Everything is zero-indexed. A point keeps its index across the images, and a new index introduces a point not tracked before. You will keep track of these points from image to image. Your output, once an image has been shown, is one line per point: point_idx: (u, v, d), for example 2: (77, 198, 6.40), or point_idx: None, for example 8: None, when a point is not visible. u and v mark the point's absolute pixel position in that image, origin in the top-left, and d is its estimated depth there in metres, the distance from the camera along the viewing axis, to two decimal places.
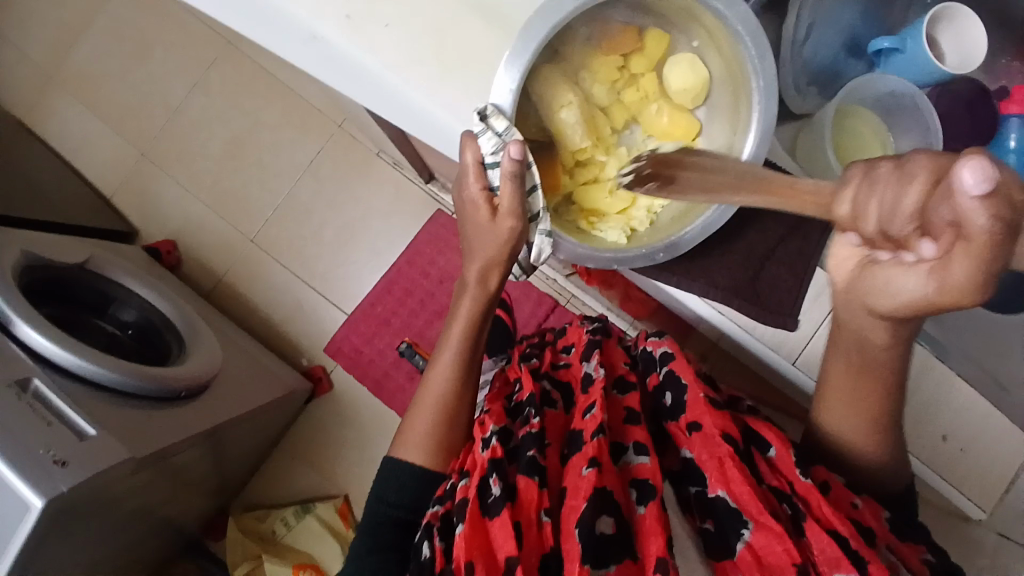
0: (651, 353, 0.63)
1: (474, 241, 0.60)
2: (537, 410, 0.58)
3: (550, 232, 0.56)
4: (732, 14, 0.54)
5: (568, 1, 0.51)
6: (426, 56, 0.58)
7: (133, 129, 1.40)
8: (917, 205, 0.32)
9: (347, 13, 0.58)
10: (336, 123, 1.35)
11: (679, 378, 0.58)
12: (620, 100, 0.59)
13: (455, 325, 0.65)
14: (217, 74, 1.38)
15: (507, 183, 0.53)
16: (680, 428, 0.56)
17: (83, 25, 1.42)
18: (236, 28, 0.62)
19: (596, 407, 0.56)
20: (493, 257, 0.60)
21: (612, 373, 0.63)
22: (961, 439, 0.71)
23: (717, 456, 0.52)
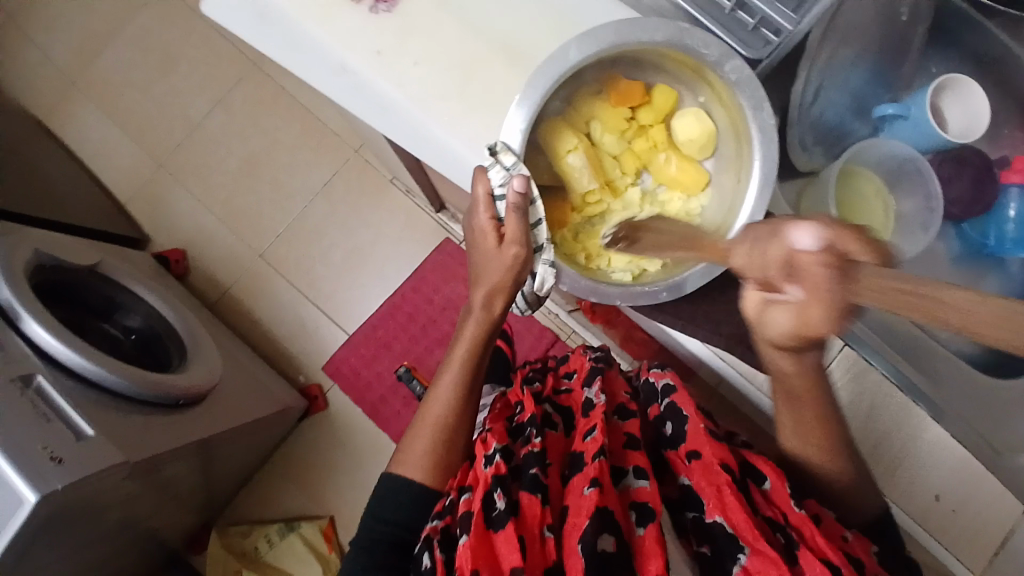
0: (653, 385, 0.64)
1: (480, 267, 0.61)
2: (537, 430, 0.59)
3: (553, 262, 0.59)
4: (725, 65, 0.55)
5: (573, 53, 0.55)
6: (449, 92, 0.60)
7: (154, 140, 1.44)
8: (783, 258, 0.36)
9: (378, 49, 0.61)
10: (353, 148, 1.39)
11: (679, 409, 0.59)
12: (631, 149, 0.62)
13: (461, 345, 0.66)
14: (240, 93, 1.43)
15: (512, 216, 0.56)
16: (679, 457, 0.57)
17: (115, 39, 1.47)
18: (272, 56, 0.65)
19: (596, 430, 0.57)
20: (499, 283, 0.60)
21: (613, 401, 0.64)
22: (953, 500, 0.71)
23: (715, 484, 0.52)
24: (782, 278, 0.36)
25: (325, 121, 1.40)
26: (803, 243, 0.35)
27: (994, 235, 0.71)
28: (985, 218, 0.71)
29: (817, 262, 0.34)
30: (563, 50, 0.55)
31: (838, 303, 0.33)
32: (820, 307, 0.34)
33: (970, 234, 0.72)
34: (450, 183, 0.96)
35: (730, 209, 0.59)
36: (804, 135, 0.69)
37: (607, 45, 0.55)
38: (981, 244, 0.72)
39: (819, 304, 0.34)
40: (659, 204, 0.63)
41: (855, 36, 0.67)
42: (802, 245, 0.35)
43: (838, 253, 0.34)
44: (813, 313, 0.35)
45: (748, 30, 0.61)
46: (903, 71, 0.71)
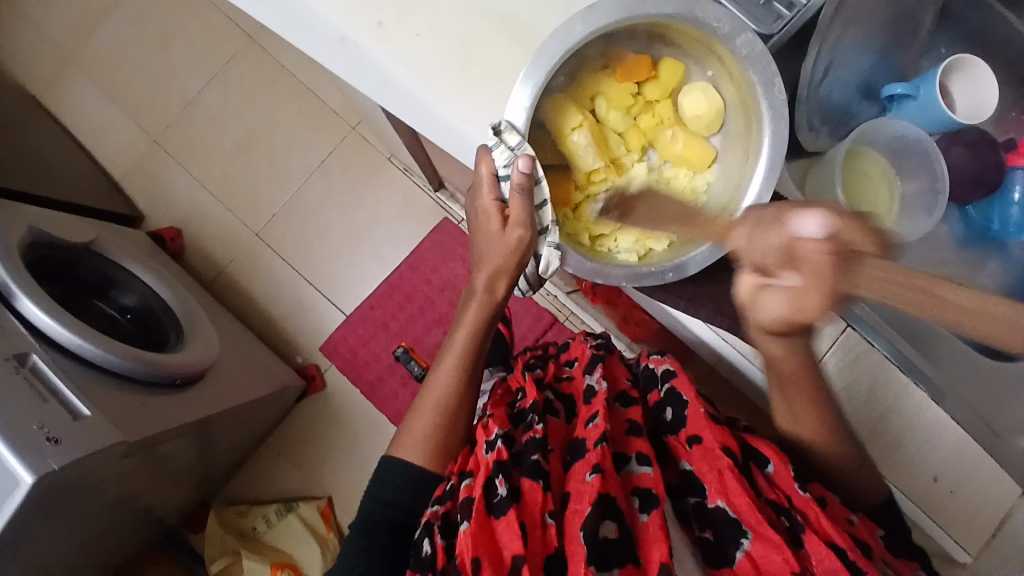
0: (653, 371, 0.63)
1: (483, 250, 0.61)
2: (540, 416, 0.58)
3: (558, 244, 0.57)
4: (736, 40, 0.55)
5: (579, 27, 0.53)
6: (452, 68, 0.59)
7: (148, 116, 1.41)
8: (784, 248, 0.37)
9: (379, 20, 0.60)
10: (350, 126, 1.37)
11: (681, 395, 0.59)
12: (635, 126, 0.60)
13: (461, 332, 0.65)
14: (236, 69, 1.40)
15: (516, 196, 0.55)
16: (681, 442, 0.57)
17: (106, 11, 1.44)
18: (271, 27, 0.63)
19: (599, 416, 0.56)
20: (499, 266, 0.60)
21: (614, 388, 0.63)
22: (951, 481, 0.70)
23: (716, 468, 0.52)
24: (778, 266, 0.37)
25: (323, 98, 1.38)
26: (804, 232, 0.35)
27: (998, 218, 0.71)
28: (990, 201, 0.71)
29: (820, 249, 0.35)
30: (568, 24, 0.53)
31: (836, 289, 0.35)
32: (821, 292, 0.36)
33: (974, 217, 0.72)
34: (450, 161, 0.94)
35: (734, 191, 0.58)
36: (814, 114, 0.67)
37: (615, 19, 0.54)
38: (985, 228, 0.72)
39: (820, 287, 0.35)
40: (665, 181, 0.62)
41: (864, 13, 0.65)
42: (806, 232, 0.35)
43: (843, 242, 0.34)
44: (808, 299, 0.36)
45: (758, 5, 0.60)
46: (913, 52, 0.71)
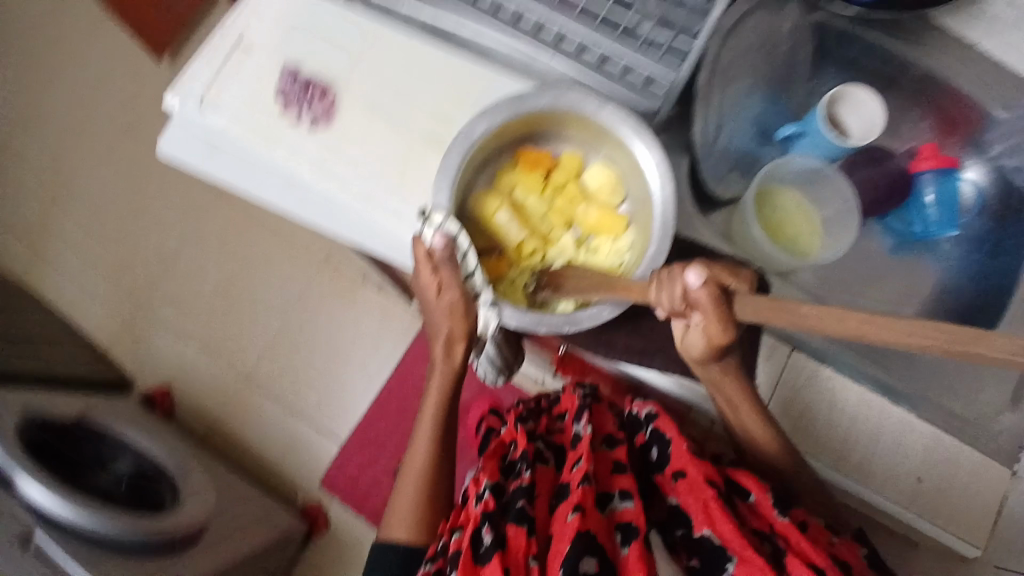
0: (637, 415, 0.64)
1: (431, 321, 0.62)
2: (527, 464, 0.59)
3: (494, 303, 0.58)
4: (604, 112, 0.59)
5: (475, 129, 0.59)
6: (381, 191, 0.65)
7: (129, 281, 1.48)
8: (679, 294, 0.44)
9: (322, 158, 0.66)
10: (322, 256, 1.42)
11: (663, 434, 0.59)
12: (554, 207, 0.66)
13: (430, 401, 0.63)
14: (206, 224, 1.48)
15: (445, 267, 0.58)
16: (666, 479, 0.57)
17: (81, 191, 1.54)
18: (207, 175, 0.67)
19: (582, 459, 0.56)
20: (453, 332, 0.60)
21: (600, 432, 0.63)
22: (935, 478, 0.68)
23: (700, 499, 0.52)
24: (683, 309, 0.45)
25: (294, 235, 1.44)
26: (691, 282, 0.43)
27: (919, 220, 0.77)
28: (906, 207, 0.77)
29: (706, 293, 0.42)
30: (468, 127, 0.59)
31: (728, 322, 0.42)
32: (718, 324, 0.42)
33: (895, 225, 0.79)
34: None
35: (639, 252, 0.60)
36: (718, 164, 0.72)
37: (509, 115, 0.59)
38: (910, 234, 0.79)
39: (715, 320, 0.42)
40: (592, 251, 0.64)
41: (745, 72, 0.71)
42: (693, 281, 0.43)
43: (721, 284, 0.42)
44: (713, 329, 0.43)
45: (640, 89, 0.65)
46: (795, 94, 0.78)
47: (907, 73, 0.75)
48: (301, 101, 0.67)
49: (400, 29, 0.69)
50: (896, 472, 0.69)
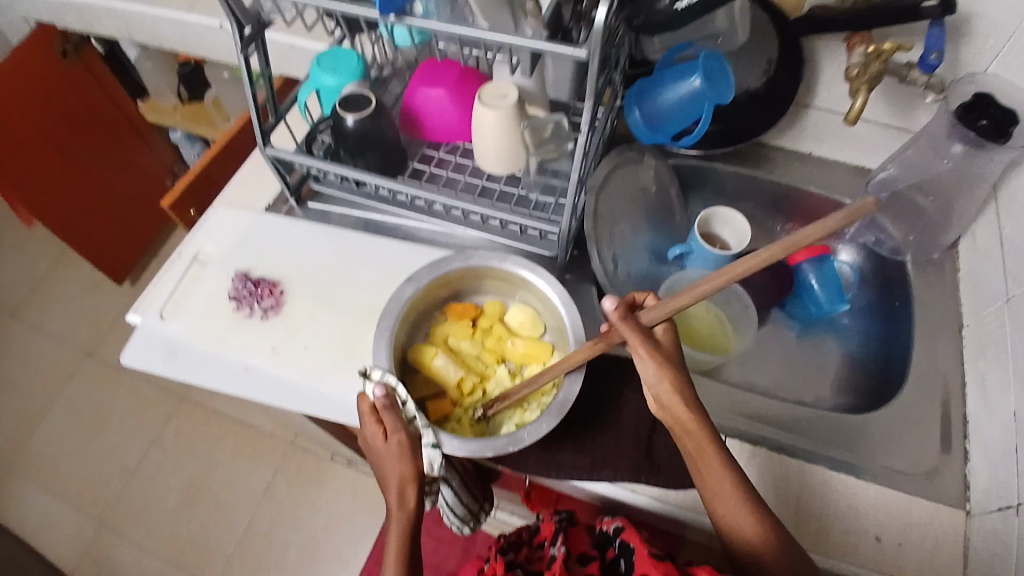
0: (607, 531, 0.66)
1: (383, 470, 0.61)
2: None
3: (437, 443, 0.60)
4: (508, 264, 0.69)
5: (404, 292, 0.67)
6: (328, 363, 0.71)
7: (93, 501, 1.47)
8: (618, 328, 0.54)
9: (273, 345, 0.73)
10: (288, 442, 1.49)
11: (629, 544, 0.61)
12: (486, 348, 0.72)
13: (389, 553, 0.60)
14: (171, 432, 1.54)
15: (387, 414, 0.60)
16: None
17: (46, 417, 1.59)
18: (161, 374, 0.72)
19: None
20: (404, 474, 0.60)
21: (575, 551, 0.66)
22: (893, 533, 0.64)
23: None
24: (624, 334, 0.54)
25: (258, 426, 1.52)
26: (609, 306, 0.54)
27: (812, 302, 0.86)
28: (797, 295, 0.88)
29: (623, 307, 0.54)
30: (397, 292, 0.67)
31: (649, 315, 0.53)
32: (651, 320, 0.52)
33: (795, 310, 0.88)
34: None
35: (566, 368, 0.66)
36: (624, 288, 0.79)
37: (432, 278, 0.68)
38: (810, 315, 0.87)
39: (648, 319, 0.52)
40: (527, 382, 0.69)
41: (625, 213, 0.82)
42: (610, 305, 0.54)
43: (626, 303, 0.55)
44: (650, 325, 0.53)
45: (539, 241, 0.77)
46: (676, 219, 0.88)
47: (761, 188, 0.89)
48: (250, 300, 0.75)
49: (334, 227, 0.81)
50: (853, 534, 0.64)
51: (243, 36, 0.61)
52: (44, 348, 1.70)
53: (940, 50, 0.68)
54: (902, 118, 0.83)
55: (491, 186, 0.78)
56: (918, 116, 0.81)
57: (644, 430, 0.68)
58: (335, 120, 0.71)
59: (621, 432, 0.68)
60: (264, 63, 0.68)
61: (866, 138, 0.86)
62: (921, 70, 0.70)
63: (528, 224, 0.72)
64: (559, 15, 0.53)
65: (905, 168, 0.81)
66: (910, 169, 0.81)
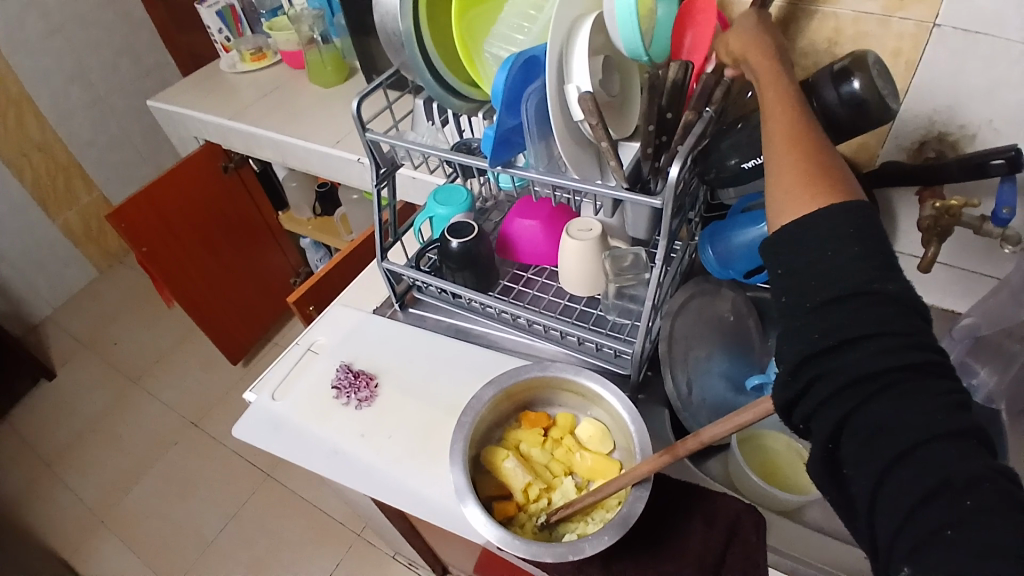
0: None
1: None
2: None
3: None
4: (582, 377, 0.73)
5: (484, 394, 0.73)
6: (411, 454, 0.77)
7: (167, 563, 1.57)
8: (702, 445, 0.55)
9: (362, 432, 0.81)
10: (355, 532, 1.56)
11: None
12: (555, 457, 0.75)
13: None
14: (251, 505, 1.65)
15: None
16: None
17: (143, 476, 1.75)
18: (260, 445, 0.81)
19: None
20: None
21: None
22: None
23: None
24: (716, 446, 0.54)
25: (330, 513, 1.60)
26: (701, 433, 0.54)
27: None
28: None
29: (696, 438, 0.55)
30: (479, 393, 0.73)
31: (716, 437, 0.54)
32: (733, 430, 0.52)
33: None
34: (443, 543, 1.06)
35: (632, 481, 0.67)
36: (698, 415, 0.79)
37: (510, 383, 0.74)
38: None
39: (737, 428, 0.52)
40: None
41: (704, 340, 0.85)
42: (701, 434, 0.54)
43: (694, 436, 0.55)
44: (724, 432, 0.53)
45: (613, 358, 0.81)
46: (754, 351, 0.90)
47: None
48: (349, 389, 0.85)
49: (428, 332, 0.91)
50: None
51: (380, 173, 0.75)
52: (154, 411, 1.91)
53: (1012, 205, 0.70)
54: (988, 267, 0.83)
55: (571, 305, 0.85)
56: (1002, 263, 0.81)
57: (711, 561, 0.67)
58: (442, 243, 0.83)
59: (689, 558, 0.67)
60: (392, 194, 0.82)
61: (950, 282, 0.87)
62: (994, 224, 0.72)
63: (602, 343, 0.77)
64: (639, 170, 0.63)
65: (988, 317, 0.77)
66: (994, 318, 0.76)
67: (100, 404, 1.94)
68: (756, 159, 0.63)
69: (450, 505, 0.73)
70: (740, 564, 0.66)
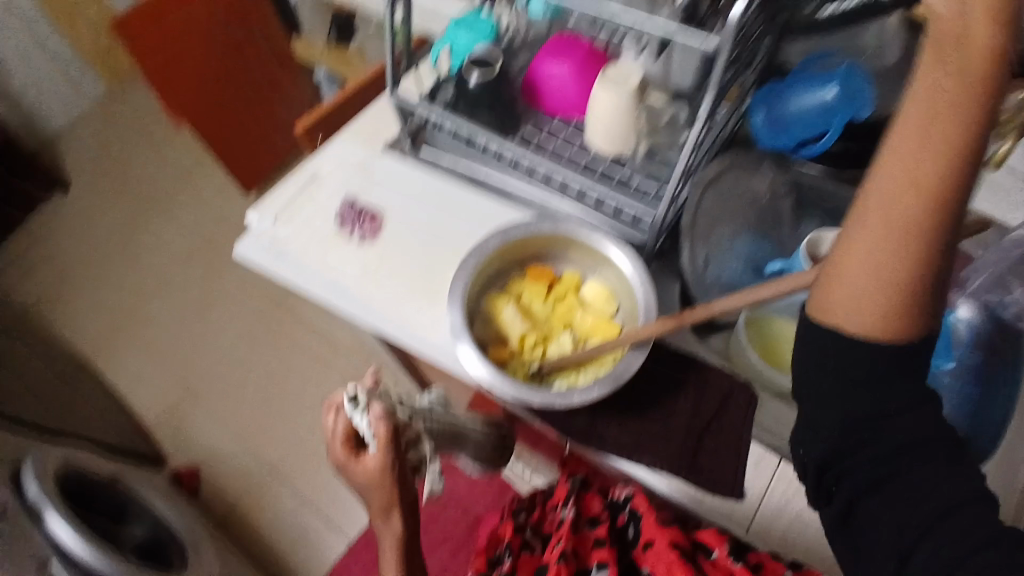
0: (618, 500, 0.83)
1: (364, 491, 0.70)
2: (511, 553, 0.80)
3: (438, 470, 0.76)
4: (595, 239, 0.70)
5: (491, 241, 0.70)
6: (414, 293, 0.77)
7: (185, 367, 1.69)
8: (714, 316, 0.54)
9: (365, 266, 0.79)
10: (360, 361, 1.64)
11: (637, 510, 0.78)
12: (555, 312, 0.74)
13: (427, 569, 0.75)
14: (263, 324, 1.72)
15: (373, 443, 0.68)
16: (641, 549, 0.75)
17: (161, 287, 1.82)
18: (266, 269, 0.81)
19: (561, 543, 0.76)
20: (381, 501, 0.69)
21: (586, 514, 0.81)
22: None
23: (666, 561, 0.71)
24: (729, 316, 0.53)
25: (338, 339, 1.68)
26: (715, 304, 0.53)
27: None
28: None
29: (710, 309, 0.54)
30: (486, 240, 0.70)
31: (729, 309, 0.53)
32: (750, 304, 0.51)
33: None
34: (442, 380, 1.12)
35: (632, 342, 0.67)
36: (710, 292, 0.76)
37: (519, 234, 0.71)
38: None
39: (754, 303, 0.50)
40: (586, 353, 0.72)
41: (730, 215, 0.78)
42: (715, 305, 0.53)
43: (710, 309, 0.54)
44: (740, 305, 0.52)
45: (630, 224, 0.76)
46: None
47: None
48: (354, 222, 0.82)
49: (440, 173, 0.85)
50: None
51: None
52: (170, 227, 1.93)
53: None
54: None
55: (593, 163, 0.78)
56: None
57: (695, 429, 0.68)
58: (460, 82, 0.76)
59: (674, 423, 0.69)
60: (406, 17, 0.73)
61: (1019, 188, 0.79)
62: None
63: None
64: (697, 6, 0.55)
65: None
66: None
67: (118, 215, 1.97)
68: (837, 5, 0.64)
69: (446, 345, 0.74)
70: (722, 435, 0.68)
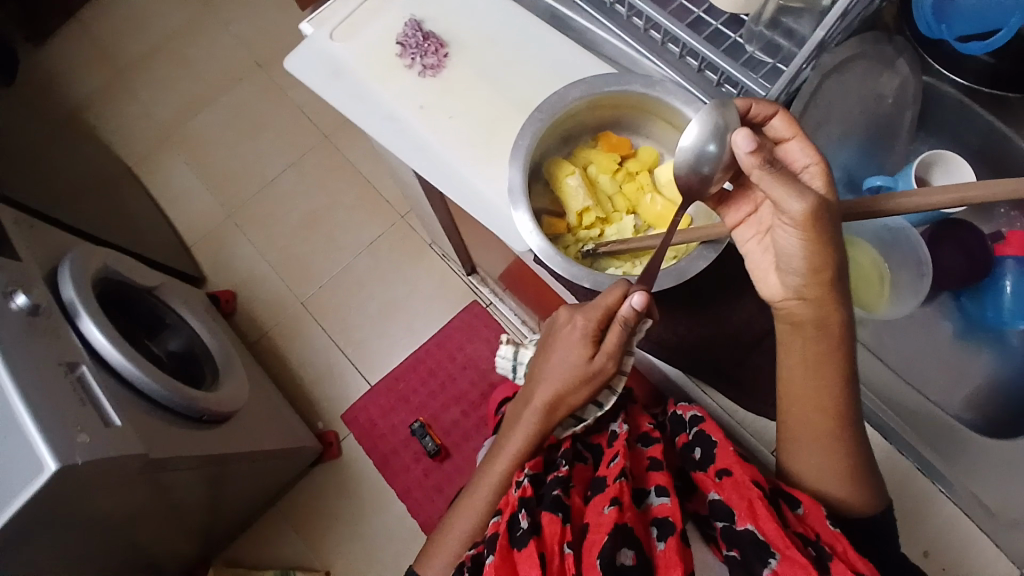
0: (681, 416, 0.64)
1: (557, 354, 0.61)
2: (566, 459, 0.64)
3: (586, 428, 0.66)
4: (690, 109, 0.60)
5: (570, 92, 0.61)
6: (470, 143, 0.69)
7: (227, 192, 1.67)
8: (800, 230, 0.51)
9: (421, 104, 0.71)
10: (399, 215, 1.60)
11: (709, 435, 0.59)
12: (621, 192, 0.67)
13: (504, 454, 0.65)
14: (307, 162, 1.67)
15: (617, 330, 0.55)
16: (708, 476, 0.57)
17: (207, 106, 1.76)
18: (314, 89, 0.73)
19: (618, 456, 0.60)
20: (562, 386, 0.61)
21: (636, 430, 0.67)
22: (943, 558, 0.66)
23: (746, 497, 0.52)
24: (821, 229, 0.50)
25: (381, 188, 1.63)
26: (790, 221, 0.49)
27: (992, 306, 0.72)
28: (983, 292, 0.72)
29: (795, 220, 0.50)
30: (564, 90, 0.62)
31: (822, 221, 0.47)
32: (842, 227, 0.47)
33: (970, 307, 0.74)
34: (482, 246, 1.07)
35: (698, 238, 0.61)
36: None
37: (603, 91, 0.62)
38: (980, 317, 0.73)
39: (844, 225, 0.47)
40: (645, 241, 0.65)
41: (845, 115, 0.68)
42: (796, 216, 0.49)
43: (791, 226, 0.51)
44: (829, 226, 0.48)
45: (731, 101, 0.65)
46: (894, 150, 0.73)
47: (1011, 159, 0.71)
48: (416, 51, 0.73)
49: (522, 9, 0.74)
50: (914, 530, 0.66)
51: None
52: (219, 41, 1.82)
53: None
54: None
55: (704, 19, 0.66)
56: None
57: (745, 341, 0.63)
58: None
59: (725, 331, 0.64)
60: None
61: None
62: None
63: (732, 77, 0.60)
64: None
65: None
66: None
67: (168, 21, 1.86)
68: None
69: (497, 206, 0.67)
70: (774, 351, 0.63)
